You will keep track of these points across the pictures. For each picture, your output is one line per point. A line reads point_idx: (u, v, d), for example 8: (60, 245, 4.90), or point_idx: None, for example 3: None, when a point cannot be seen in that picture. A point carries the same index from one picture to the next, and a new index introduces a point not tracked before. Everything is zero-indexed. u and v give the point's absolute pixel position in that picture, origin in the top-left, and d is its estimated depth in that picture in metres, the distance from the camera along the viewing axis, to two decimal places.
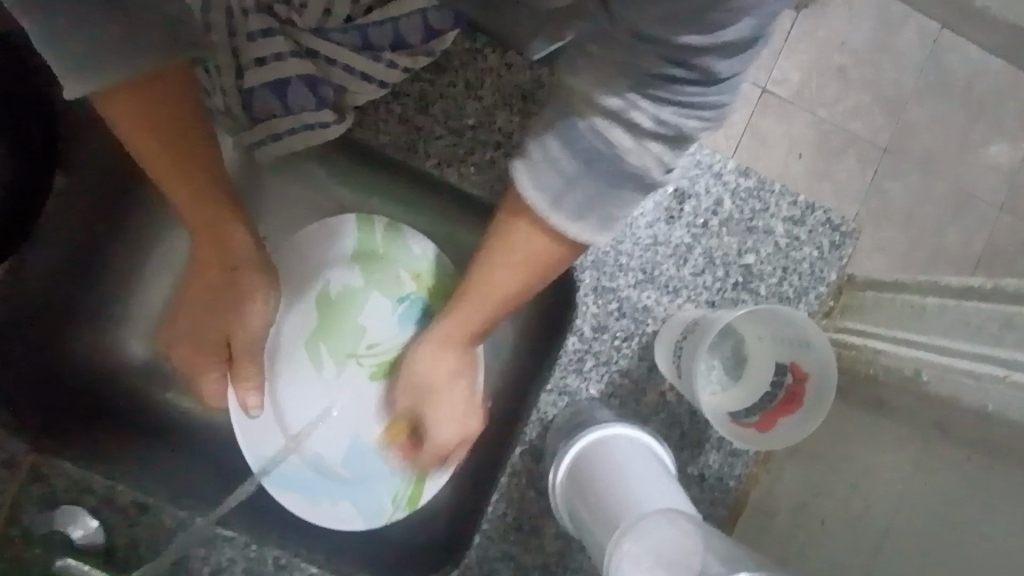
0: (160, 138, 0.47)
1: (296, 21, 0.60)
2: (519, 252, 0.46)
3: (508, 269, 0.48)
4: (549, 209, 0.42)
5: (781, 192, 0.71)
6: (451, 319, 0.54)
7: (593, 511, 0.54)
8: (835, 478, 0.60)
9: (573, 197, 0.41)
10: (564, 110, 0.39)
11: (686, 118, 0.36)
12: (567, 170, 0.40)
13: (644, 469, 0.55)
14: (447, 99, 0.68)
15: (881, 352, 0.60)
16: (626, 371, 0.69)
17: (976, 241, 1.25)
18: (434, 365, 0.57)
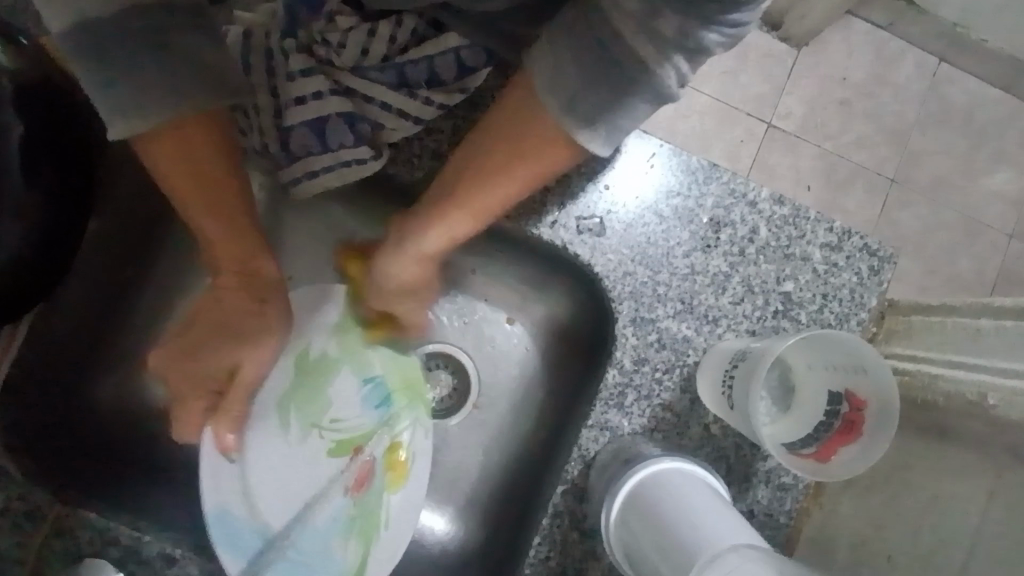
0: (195, 176, 0.52)
1: (335, 61, 0.62)
2: (529, 160, 0.52)
3: (528, 170, 0.52)
4: (557, 111, 0.48)
5: (816, 219, 0.70)
6: (434, 226, 0.57)
7: (661, 551, 0.51)
8: (901, 511, 0.58)
9: (583, 99, 0.47)
10: (580, 28, 0.46)
11: (728, 29, 0.41)
12: (619, 118, 0.47)
13: (709, 505, 0.52)
14: (479, 133, 0.65)
15: (937, 377, 0.59)
16: (670, 404, 0.67)
17: (988, 268, 1.25)
18: (413, 269, 0.60)
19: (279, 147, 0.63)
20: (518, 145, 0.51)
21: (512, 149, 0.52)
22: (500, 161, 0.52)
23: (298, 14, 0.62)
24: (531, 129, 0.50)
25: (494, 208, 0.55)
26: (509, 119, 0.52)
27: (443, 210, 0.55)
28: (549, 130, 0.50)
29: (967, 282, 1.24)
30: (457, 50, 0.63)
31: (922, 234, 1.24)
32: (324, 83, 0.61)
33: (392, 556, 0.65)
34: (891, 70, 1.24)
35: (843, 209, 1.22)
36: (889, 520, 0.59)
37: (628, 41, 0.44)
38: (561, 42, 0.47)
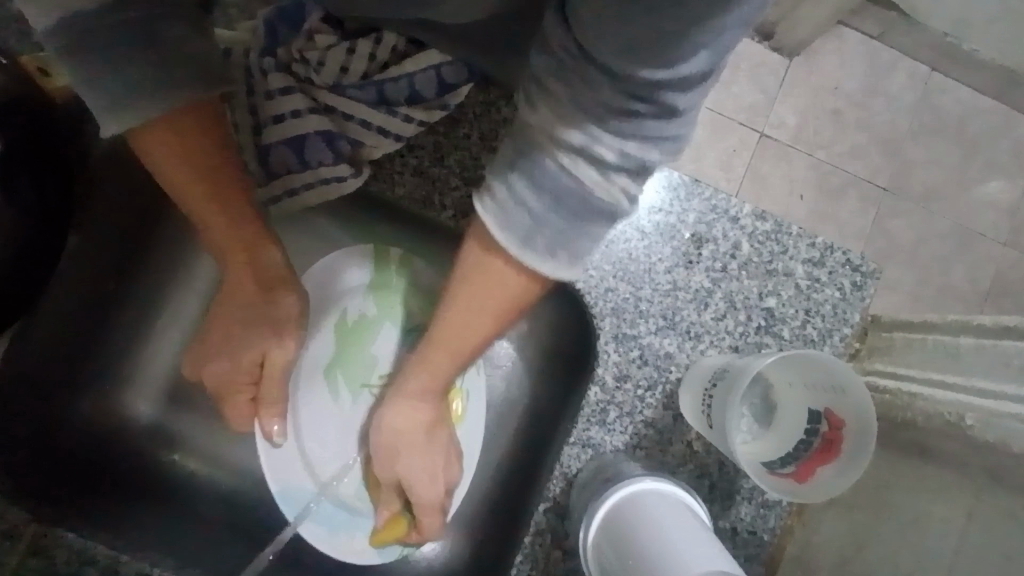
0: (199, 173, 0.49)
1: (314, 79, 0.62)
2: (496, 291, 0.46)
3: (485, 314, 0.48)
4: (517, 246, 0.42)
5: (798, 235, 0.70)
6: (420, 372, 0.54)
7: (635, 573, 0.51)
8: (882, 530, 0.57)
9: (541, 235, 0.42)
10: (525, 148, 0.40)
11: (647, 150, 0.38)
12: (556, 204, 0.40)
13: (681, 524, 0.52)
14: (461, 150, 0.66)
15: (917, 396, 0.59)
16: (652, 421, 0.67)
17: (981, 277, 1.25)
18: (411, 418, 0.55)
19: (258, 165, 0.62)
20: (489, 288, 0.46)
21: (477, 283, 0.47)
22: (473, 296, 0.47)
23: (278, 33, 0.62)
24: (492, 268, 0.45)
25: (474, 347, 0.51)
26: (475, 266, 0.46)
27: (421, 356, 0.53)
28: (505, 268, 0.45)
29: (960, 292, 1.24)
30: (440, 68, 0.64)
31: (915, 243, 1.23)
32: (301, 101, 0.61)
33: (459, 490, 0.67)
34: (882, 80, 1.24)
35: (835, 219, 1.22)
36: (870, 540, 0.58)
37: (547, 142, 0.39)
38: (499, 170, 0.42)
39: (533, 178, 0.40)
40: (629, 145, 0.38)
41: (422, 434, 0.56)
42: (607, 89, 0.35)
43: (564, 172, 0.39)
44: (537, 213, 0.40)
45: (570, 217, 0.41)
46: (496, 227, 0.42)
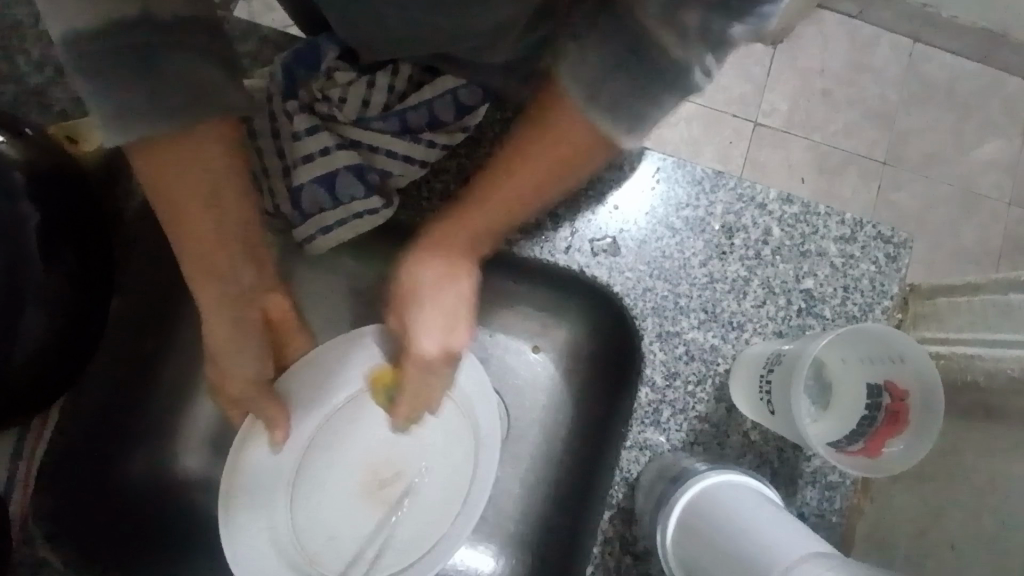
0: (194, 191, 0.48)
1: (338, 116, 0.63)
2: (557, 136, 0.51)
3: (545, 160, 0.53)
4: (586, 105, 0.48)
5: (827, 213, 0.71)
6: (486, 201, 0.56)
7: (707, 549, 0.52)
8: (956, 495, 0.57)
9: (610, 90, 0.47)
10: (611, 15, 0.45)
11: (734, 25, 0.41)
12: (631, 65, 0.46)
13: (729, 491, 0.55)
14: (486, 169, 0.66)
15: (976, 356, 0.59)
16: (706, 415, 0.67)
17: (991, 237, 1.25)
18: (429, 270, 0.57)
19: (291, 207, 0.63)
20: (525, 160, 0.53)
21: (547, 136, 0.52)
22: (539, 141, 0.52)
23: (297, 74, 0.63)
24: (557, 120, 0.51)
25: (517, 207, 0.56)
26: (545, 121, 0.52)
27: (436, 234, 0.58)
28: (575, 120, 0.50)
29: (974, 255, 1.24)
30: (456, 90, 0.64)
31: (920, 212, 1.24)
32: (329, 139, 0.62)
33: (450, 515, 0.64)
34: (868, 55, 1.26)
35: (839, 196, 1.22)
36: (946, 508, 0.58)
37: (634, 8, 0.43)
38: (587, 36, 0.47)
39: (636, 70, 0.46)
40: (739, 27, 0.41)
41: (444, 287, 0.57)
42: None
43: (653, 39, 0.44)
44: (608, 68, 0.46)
45: (643, 76, 0.46)
46: (571, 88, 0.49)
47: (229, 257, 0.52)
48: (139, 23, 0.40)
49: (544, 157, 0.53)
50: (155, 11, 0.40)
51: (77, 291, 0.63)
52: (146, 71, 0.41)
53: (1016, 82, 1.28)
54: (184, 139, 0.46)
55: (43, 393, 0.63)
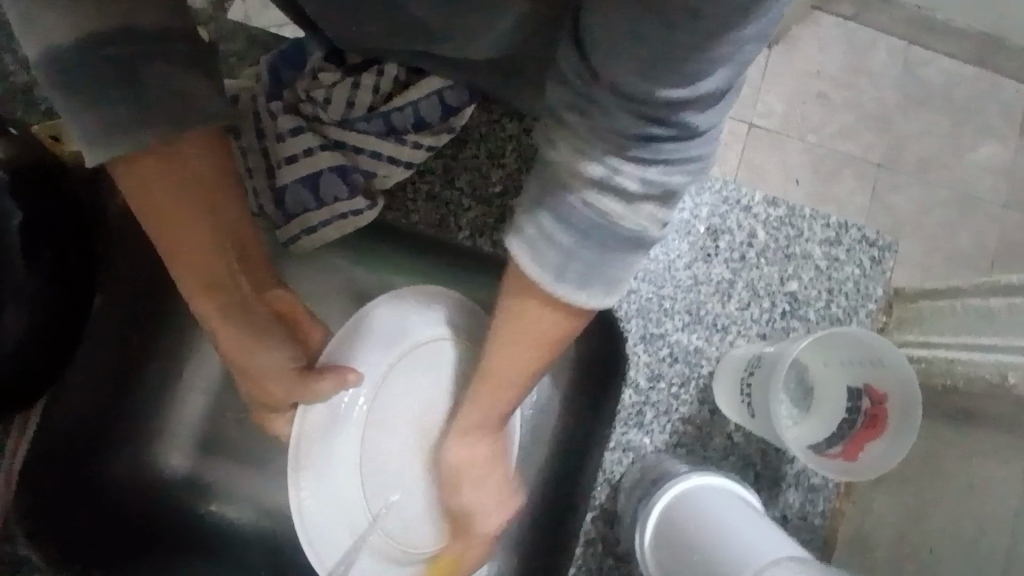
0: (171, 210, 0.42)
1: (322, 116, 0.63)
2: (538, 322, 0.41)
3: (523, 342, 0.43)
4: (546, 280, 0.37)
5: (812, 217, 0.71)
6: (474, 403, 0.50)
7: (683, 555, 0.52)
8: (936, 499, 0.57)
9: (575, 266, 0.37)
10: (547, 187, 0.35)
11: (671, 175, 0.33)
12: (589, 224, 0.35)
13: (715, 498, 0.55)
14: (471, 170, 0.68)
15: (955, 360, 0.59)
16: (689, 417, 0.67)
17: (986, 241, 1.24)
18: (480, 417, 0.51)
19: (274, 206, 0.63)
20: (514, 336, 0.43)
21: (522, 321, 0.42)
22: (507, 334, 0.43)
23: (282, 75, 0.63)
24: (528, 310, 0.41)
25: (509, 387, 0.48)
26: (518, 302, 0.42)
27: (476, 394, 0.50)
28: (549, 312, 0.41)
29: (968, 259, 1.23)
30: (442, 93, 0.66)
31: (915, 215, 1.24)
32: (313, 140, 0.62)
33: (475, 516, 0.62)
34: (863, 57, 1.26)
35: (833, 199, 1.22)
36: (927, 511, 0.58)
37: (562, 170, 0.34)
38: (523, 210, 0.37)
39: (562, 218, 0.35)
40: (652, 171, 0.33)
41: (476, 444, 0.53)
42: (623, 114, 0.30)
43: (591, 210, 0.34)
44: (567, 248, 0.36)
45: (583, 235, 0.35)
46: (521, 250, 0.37)
47: (226, 267, 0.47)
48: (117, 38, 0.35)
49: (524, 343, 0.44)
50: (135, 27, 0.35)
51: (60, 285, 0.63)
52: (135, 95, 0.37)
53: (1013, 85, 1.28)
54: (171, 155, 0.40)
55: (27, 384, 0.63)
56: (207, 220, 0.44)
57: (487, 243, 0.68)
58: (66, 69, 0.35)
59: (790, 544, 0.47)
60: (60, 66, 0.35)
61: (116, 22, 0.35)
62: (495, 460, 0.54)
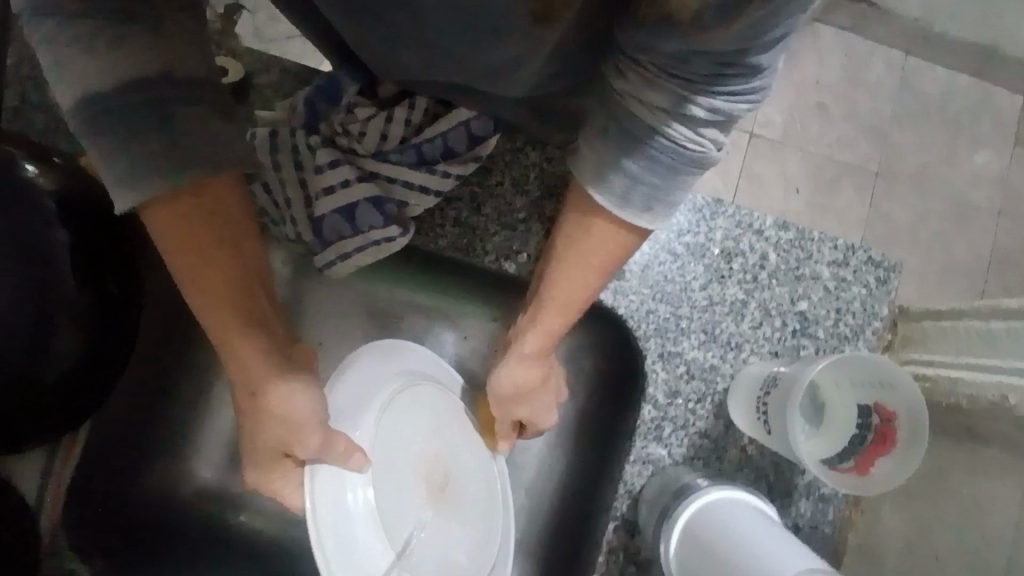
0: (202, 257, 0.42)
1: (357, 149, 0.66)
2: (596, 242, 0.50)
3: (591, 270, 0.51)
4: (616, 207, 0.47)
5: (820, 239, 0.74)
6: (530, 335, 0.55)
7: (706, 565, 0.55)
8: (942, 510, 0.61)
9: (640, 192, 0.46)
10: (625, 137, 0.44)
11: (736, 104, 0.41)
12: (651, 186, 0.45)
13: (733, 510, 0.59)
14: (496, 197, 0.71)
15: (958, 380, 0.63)
16: (706, 431, 0.70)
17: (981, 249, 1.28)
18: (526, 374, 0.57)
19: (312, 234, 0.66)
20: (580, 264, 0.51)
21: (587, 245, 0.50)
22: (571, 259, 0.51)
23: (318, 108, 0.66)
24: (592, 228, 0.49)
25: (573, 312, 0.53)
26: (582, 220, 0.50)
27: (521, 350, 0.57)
28: (614, 230, 0.49)
29: (963, 265, 1.27)
30: (468, 122, 0.69)
31: (912, 223, 1.27)
32: (349, 171, 0.64)
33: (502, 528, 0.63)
34: (861, 69, 1.30)
35: (832, 207, 1.26)
36: (933, 521, 0.61)
37: (640, 113, 0.43)
38: (597, 142, 0.46)
39: (645, 155, 0.44)
40: (720, 100, 0.40)
41: (537, 387, 0.59)
42: (702, 59, 0.38)
43: (671, 143, 0.43)
44: (639, 175, 0.45)
45: (665, 169, 0.44)
46: (599, 194, 0.47)
47: (254, 310, 0.46)
48: (156, 81, 0.35)
49: (594, 268, 0.51)
50: (173, 69, 0.35)
51: (108, 312, 0.66)
52: (160, 132, 0.36)
53: (1008, 96, 1.31)
54: (204, 192, 0.40)
55: (77, 406, 0.66)
56: (231, 267, 0.43)
57: (513, 267, 0.71)
58: (92, 104, 0.35)
59: (806, 552, 0.51)
60: (88, 104, 0.35)
61: (158, 63, 0.35)
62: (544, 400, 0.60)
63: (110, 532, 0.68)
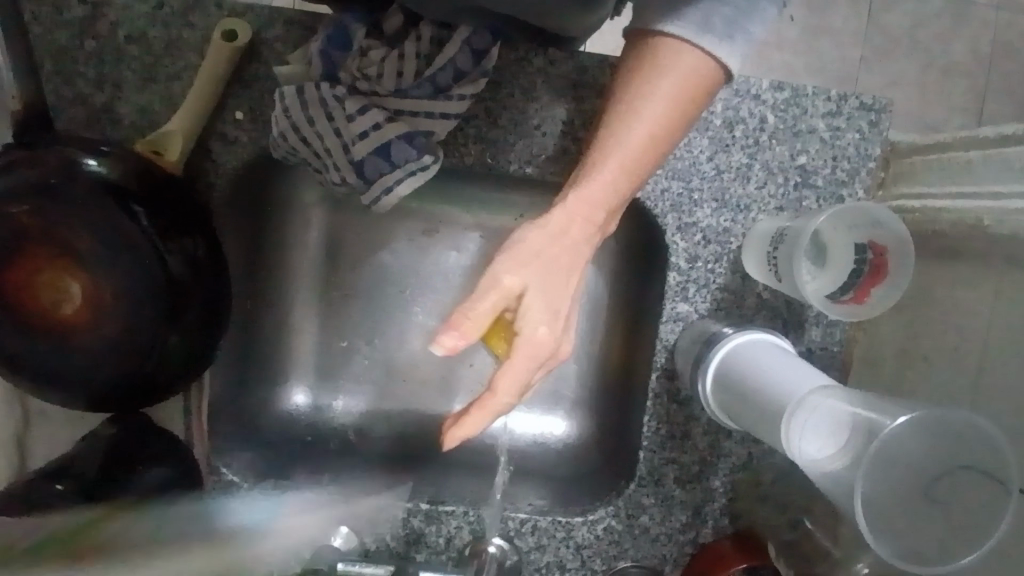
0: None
1: (378, 90, 0.70)
2: (672, 75, 0.52)
3: (654, 107, 0.53)
4: (696, 35, 0.51)
5: (815, 93, 0.79)
6: (591, 184, 0.54)
7: (745, 398, 0.69)
8: (929, 318, 0.72)
9: (718, 17, 0.51)
10: None
11: None
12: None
13: (755, 350, 0.71)
14: (511, 107, 0.78)
15: (940, 209, 0.71)
16: (725, 286, 0.81)
17: (982, 44, 1.27)
18: (564, 234, 0.55)
19: (356, 176, 0.73)
20: (648, 97, 0.52)
21: (661, 70, 0.52)
22: (642, 77, 0.53)
23: (333, 56, 0.70)
24: (675, 53, 0.52)
25: (654, 146, 0.54)
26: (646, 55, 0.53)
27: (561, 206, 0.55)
28: (689, 54, 0.52)
29: (966, 66, 1.27)
30: (469, 40, 0.71)
31: (912, 31, 1.26)
32: (378, 114, 0.70)
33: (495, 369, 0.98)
34: None
35: (829, 30, 1.25)
36: (919, 328, 0.73)
37: None
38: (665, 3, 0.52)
39: None
40: None
41: (567, 240, 0.55)
42: None
43: None
44: None
45: None
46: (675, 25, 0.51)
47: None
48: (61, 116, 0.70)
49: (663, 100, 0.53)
50: None
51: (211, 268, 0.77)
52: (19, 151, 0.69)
53: None
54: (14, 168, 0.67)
55: (204, 357, 0.79)
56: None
57: (535, 170, 0.79)
58: None
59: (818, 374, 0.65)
60: None
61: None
62: (519, 364, 0.53)
63: (262, 459, 0.89)
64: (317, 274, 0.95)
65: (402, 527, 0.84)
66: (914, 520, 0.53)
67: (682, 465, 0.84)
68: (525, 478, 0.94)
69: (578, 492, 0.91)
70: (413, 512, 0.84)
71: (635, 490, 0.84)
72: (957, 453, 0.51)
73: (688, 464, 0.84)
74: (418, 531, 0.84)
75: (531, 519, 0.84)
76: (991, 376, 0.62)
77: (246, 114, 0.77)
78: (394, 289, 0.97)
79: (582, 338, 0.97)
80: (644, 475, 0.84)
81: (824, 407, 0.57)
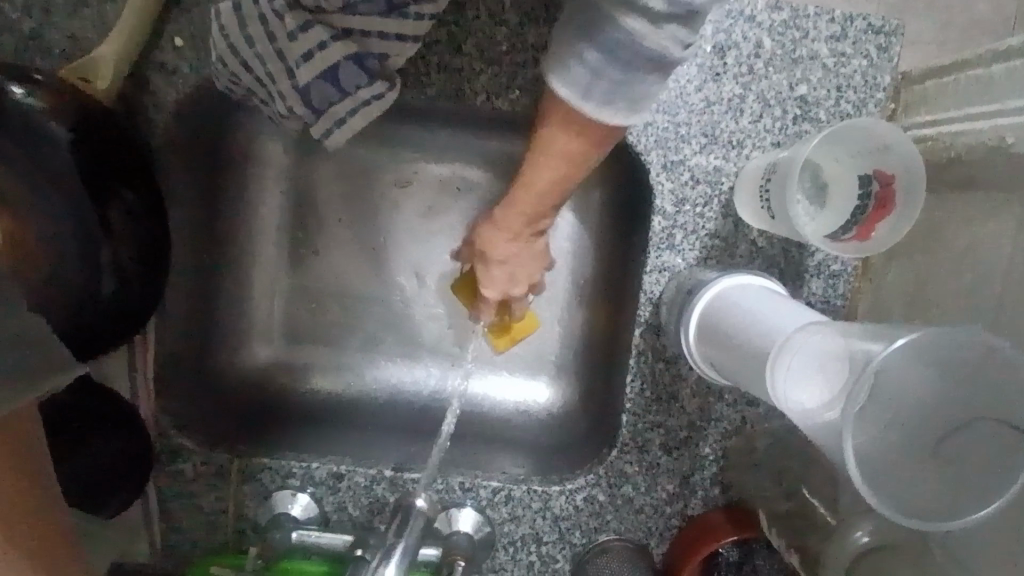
0: None
1: (325, 5, 0.59)
2: (565, 137, 0.46)
3: (557, 160, 0.48)
4: (581, 101, 0.41)
5: (817, 14, 0.71)
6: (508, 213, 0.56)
7: (728, 347, 0.62)
8: (941, 261, 0.64)
9: (607, 73, 0.39)
10: None
11: None
12: None
13: (741, 295, 0.64)
14: (477, 33, 0.70)
15: (957, 134, 0.63)
16: (716, 232, 0.73)
17: None
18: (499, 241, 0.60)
19: (304, 106, 0.67)
20: (547, 153, 0.48)
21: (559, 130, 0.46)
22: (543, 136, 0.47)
23: None
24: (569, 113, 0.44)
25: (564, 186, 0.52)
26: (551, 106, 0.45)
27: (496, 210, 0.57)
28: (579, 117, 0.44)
29: None
30: None
31: None
32: (324, 33, 0.61)
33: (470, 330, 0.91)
34: None
35: None
36: (931, 273, 0.65)
37: None
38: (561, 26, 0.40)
39: None
40: None
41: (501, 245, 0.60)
42: None
43: None
44: None
45: None
46: (563, 84, 0.41)
47: None
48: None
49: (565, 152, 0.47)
50: None
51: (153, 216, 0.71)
52: None
53: None
54: None
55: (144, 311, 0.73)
56: None
57: (505, 104, 0.72)
58: None
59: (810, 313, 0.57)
60: None
61: None
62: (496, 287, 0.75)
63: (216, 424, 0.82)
64: (280, 227, 0.89)
65: (364, 495, 0.78)
66: (916, 473, 0.46)
67: (668, 430, 0.77)
68: (502, 447, 0.87)
69: (559, 461, 0.84)
70: (376, 480, 0.77)
71: (617, 457, 0.77)
72: (969, 387, 0.45)
73: (675, 429, 0.77)
74: (382, 500, 0.78)
75: (504, 488, 0.77)
76: (1013, 319, 0.54)
77: (186, 41, 0.70)
78: (363, 244, 0.90)
79: (565, 297, 0.90)
80: (627, 440, 0.77)
81: (808, 349, 0.49)
